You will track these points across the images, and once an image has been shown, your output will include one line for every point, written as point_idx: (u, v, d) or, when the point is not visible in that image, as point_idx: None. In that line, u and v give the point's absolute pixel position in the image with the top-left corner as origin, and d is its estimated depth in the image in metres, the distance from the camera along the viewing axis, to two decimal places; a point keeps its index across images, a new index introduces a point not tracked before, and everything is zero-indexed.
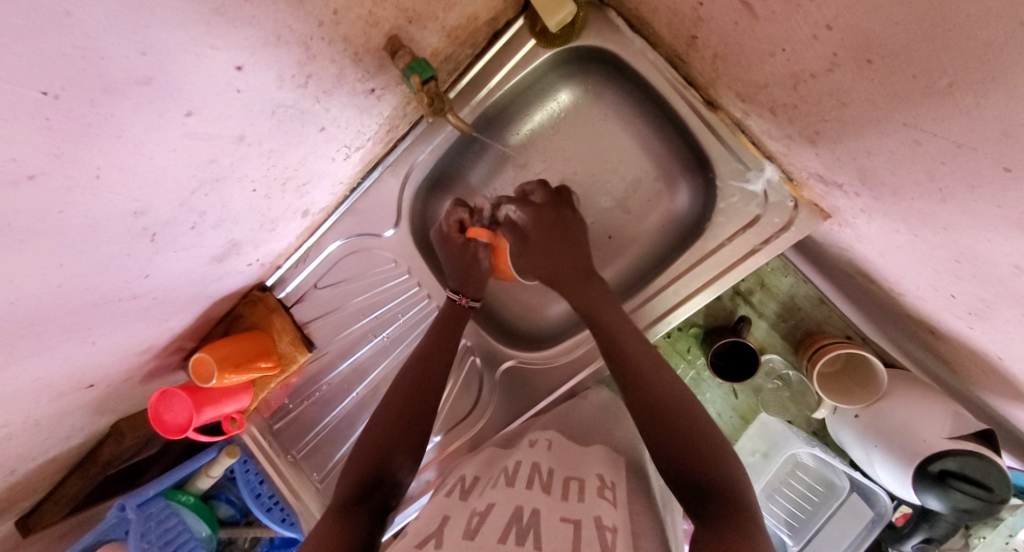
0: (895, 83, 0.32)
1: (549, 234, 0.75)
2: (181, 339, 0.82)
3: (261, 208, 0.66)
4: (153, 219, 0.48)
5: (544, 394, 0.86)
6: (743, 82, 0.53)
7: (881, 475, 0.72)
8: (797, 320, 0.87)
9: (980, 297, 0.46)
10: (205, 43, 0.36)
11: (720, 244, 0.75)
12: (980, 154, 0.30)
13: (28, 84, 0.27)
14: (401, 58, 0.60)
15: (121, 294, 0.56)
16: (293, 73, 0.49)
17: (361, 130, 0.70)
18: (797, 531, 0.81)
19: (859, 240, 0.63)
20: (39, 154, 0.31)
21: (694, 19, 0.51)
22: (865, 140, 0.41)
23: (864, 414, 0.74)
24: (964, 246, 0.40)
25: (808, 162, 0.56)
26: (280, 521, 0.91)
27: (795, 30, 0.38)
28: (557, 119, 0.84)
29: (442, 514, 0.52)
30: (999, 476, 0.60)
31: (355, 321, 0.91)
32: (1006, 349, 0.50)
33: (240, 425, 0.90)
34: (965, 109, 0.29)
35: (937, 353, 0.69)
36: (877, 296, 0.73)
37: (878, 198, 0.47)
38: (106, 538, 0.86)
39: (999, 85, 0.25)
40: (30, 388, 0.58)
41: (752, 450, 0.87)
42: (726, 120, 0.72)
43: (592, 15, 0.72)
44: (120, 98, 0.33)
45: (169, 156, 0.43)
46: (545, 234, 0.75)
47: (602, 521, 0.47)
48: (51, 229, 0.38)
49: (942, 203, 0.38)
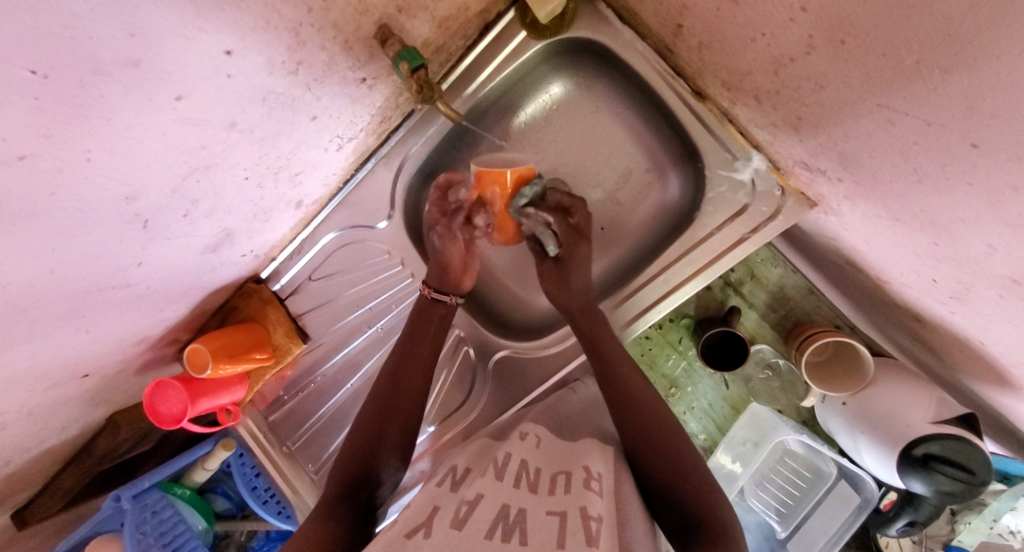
0: (868, 64, 0.33)
1: (582, 254, 0.76)
2: (176, 329, 0.82)
3: (254, 197, 0.67)
4: (145, 206, 0.49)
5: (536, 384, 0.86)
6: (729, 70, 0.54)
7: (867, 460, 0.73)
8: (786, 310, 0.88)
9: (959, 279, 0.46)
10: (193, 26, 0.37)
11: (709, 233, 0.76)
12: (951, 132, 0.31)
13: (18, 62, 0.27)
14: (391, 47, 0.60)
15: (115, 282, 0.57)
16: (283, 60, 0.49)
17: (353, 120, 0.70)
18: (785, 517, 0.82)
19: (845, 228, 0.64)
20: (28, 135, 0.32)
21: (680, 8, 0.52)
22: (844, 124, 0.42)
23: (851, 402, 0.75)
24: (942, 228, 0.41)
25: (793, 150, 0.57)
26: (275, 513, 0.92)
27: (774, 13, 0.39)
28: (549, 111, 0.85)
29: (432, 504, 0.52)
30: (981, 459, 0.61)
31: (350, 312, 0.92)
32: (986, 332, 0.51)
33: (236, 417, 0.90)
34: (934, 87, 0.29)
35: (922, 340, 0.70)
36: (863, 284, 0.74)
37: (860, 182, 0.48)
38: (102, 530, 0.87)
39: (963, 61, 0.26)
40: (25, 376, 0.58)
41: (743, 439, 0.86)
42: (714, 111, 0.73)
43: (582, 7, 0.73)
44: (110, 79, 0.34)
45: (160, 141, 0.44)
46: (580, 256, 0.76)
47: (587, 511, 0.47)
48: (41, 212, 0.39)
49: (918, 183, 0.39)
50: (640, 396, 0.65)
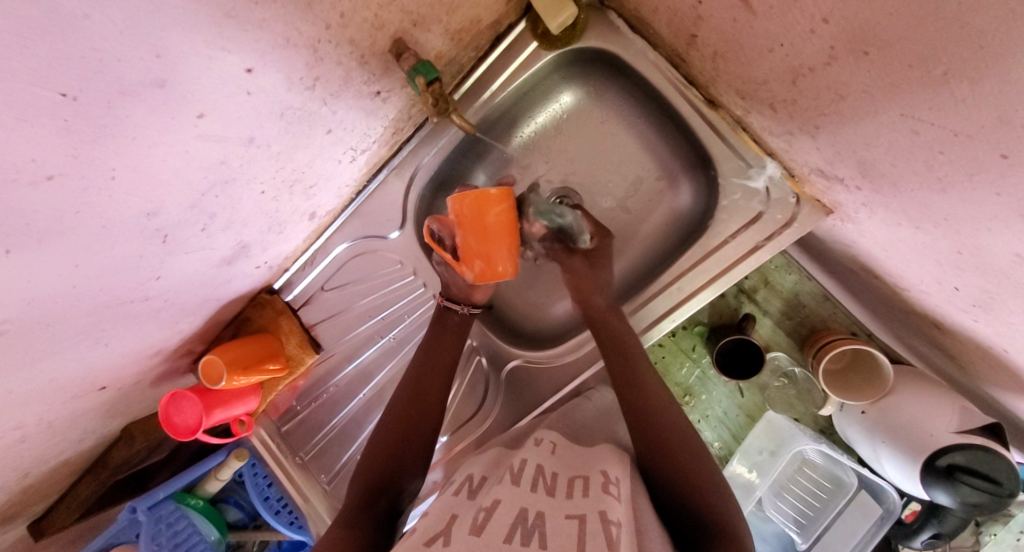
0: (892, 74, 0.33)
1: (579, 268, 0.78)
2: (191, 341, 0.83)
3: (270, 210, 0.67)
4: (165, 221, 0.50)
5: (549, 393, 0.85)
6: (743, 79, 0.54)
7: (889, 471, 0.71)
8: (801, 317, 0.87)
9: (985, 288, 0.46)
10: (216, 46, 0.38)
11: (723, 241, 0.75)
12: (978, 142, 0.31)
13: (48, 85, 0.28)
14: (406, 60, 0.61)
15: (134, 296, 0.57)
16: (301, 76, 0.50)
17: (366, 132, 0.71)
18: (805, 528, 0.81)
19: (863, 235, 0.64)
20: (57, 155, 0.32)
21: (694, 18, 0.52)
22: (864, 132, 0.42)
23: (870, 410, 0.74)
24: (967, 236, 0.40)
25: (810, 158, 0.56)
26: (288, 523, 0.92)
27: (793, 23, 0.39)
28: (559, 121, 0.85)
29: (451, 514, 0.51)
30: (1008, 470, 0.60)
31: (361, 322, 0.92)
32: (1011, 341, 0.50)
33: (248, 428, 0.91)
34: (961, 95, 0.29)
35: (943, 349, 0.69)
36: (880, 291, 0.73)
37: (880, 190, 0.48)
38: (117, 541, 0.87)
39: (992, 72, 0.26)
40: (45, 389, 0.59)
41: (760, 448, 0.85)
42: (727, 118, 0.73)
43: (593, 16, 0.73)
44: (135, 100, 0.34)
45: (182, 158, 0.44)
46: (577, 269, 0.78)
47: (607, 516, 0.46)
48: (67, 230, 0.39)
49: (942, 192, 0.39)
50: (657, 407, 0.64)
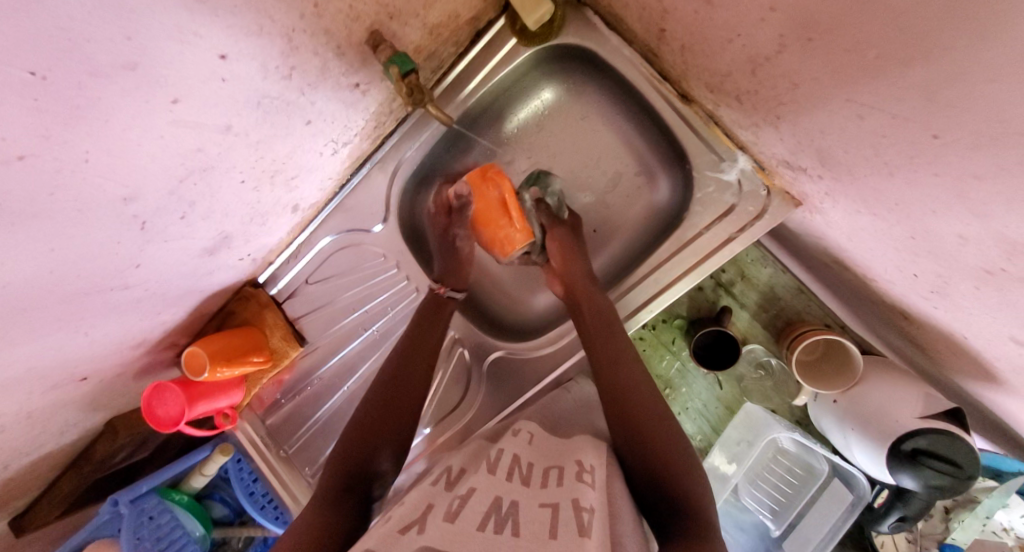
0: (835, 60, 0.35)
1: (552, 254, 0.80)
2: (174, 333, 0.83)
3: (251, 201, 0.68)
4: (143, 207, 0.50)
5: (530, 385, 0.87)
6: (710, 72, 0.55)
7: (857, 456, 0.73)
8: (777, 309, 0.89)
9: (937, 273, 0.47)
10: (188, 30, 0.39)
11: (698, 233, 0.77)
12: (912, 124, 0.32)
13: (18, 63, 0.29)
14: (382, 51, 0.61)
15: (113, 284, 0.58)
16: (277, 65, 0.51)
17: (348, 125, 0.72)
18: (778, 514, 0.83)
19: (829, 225, 0.65)
20: (30, 134, 0.33)
21: (661, 12, 0.54)
22: (817, 120, 0.44)
23: (841, 399, 0.75)
24: (915, 220, 0.42)
25: (775, 149, 0.58)
26: (272, 518, 0.92)
27: (746, 14, 0.40)
28: (540, 116, 0.87)
29: (426, 501, 0.52)
30: (968, 453, 0.61)
31: (346, 315, 0.93)
32: (965, 324, 0.52)
33: (232, 421, 0.93)
34: (893, 80, 0.31)
35: (911, 338, 0.71)
36: (849, 281, 0.75)
37: (838, 178, 0.49)
38: (97, 536, 0.87)
39: (914, 54, 0.27)
40: (23, 376, 0.59)
41: (737, 439, 0.86)
42: (700, 113, 0.75)
43: (570, 14, 0.75)
44: (107, 81, 0.35)
45: (157, 143, 0.45)
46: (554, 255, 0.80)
47: (580, 503, 0.47)
48: (41, 211, 0.40)
49: (890, 176, 0.40)
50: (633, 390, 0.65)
